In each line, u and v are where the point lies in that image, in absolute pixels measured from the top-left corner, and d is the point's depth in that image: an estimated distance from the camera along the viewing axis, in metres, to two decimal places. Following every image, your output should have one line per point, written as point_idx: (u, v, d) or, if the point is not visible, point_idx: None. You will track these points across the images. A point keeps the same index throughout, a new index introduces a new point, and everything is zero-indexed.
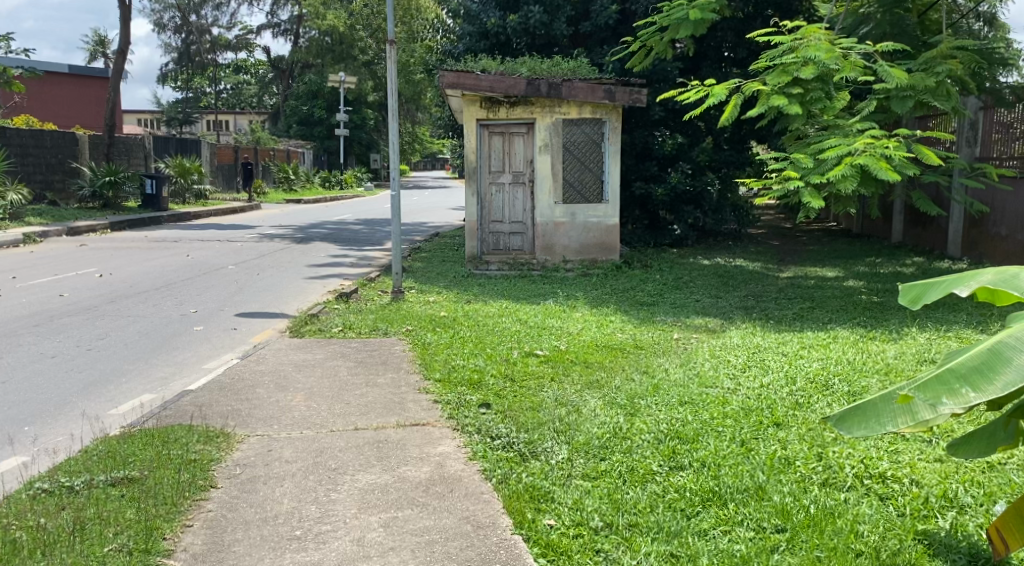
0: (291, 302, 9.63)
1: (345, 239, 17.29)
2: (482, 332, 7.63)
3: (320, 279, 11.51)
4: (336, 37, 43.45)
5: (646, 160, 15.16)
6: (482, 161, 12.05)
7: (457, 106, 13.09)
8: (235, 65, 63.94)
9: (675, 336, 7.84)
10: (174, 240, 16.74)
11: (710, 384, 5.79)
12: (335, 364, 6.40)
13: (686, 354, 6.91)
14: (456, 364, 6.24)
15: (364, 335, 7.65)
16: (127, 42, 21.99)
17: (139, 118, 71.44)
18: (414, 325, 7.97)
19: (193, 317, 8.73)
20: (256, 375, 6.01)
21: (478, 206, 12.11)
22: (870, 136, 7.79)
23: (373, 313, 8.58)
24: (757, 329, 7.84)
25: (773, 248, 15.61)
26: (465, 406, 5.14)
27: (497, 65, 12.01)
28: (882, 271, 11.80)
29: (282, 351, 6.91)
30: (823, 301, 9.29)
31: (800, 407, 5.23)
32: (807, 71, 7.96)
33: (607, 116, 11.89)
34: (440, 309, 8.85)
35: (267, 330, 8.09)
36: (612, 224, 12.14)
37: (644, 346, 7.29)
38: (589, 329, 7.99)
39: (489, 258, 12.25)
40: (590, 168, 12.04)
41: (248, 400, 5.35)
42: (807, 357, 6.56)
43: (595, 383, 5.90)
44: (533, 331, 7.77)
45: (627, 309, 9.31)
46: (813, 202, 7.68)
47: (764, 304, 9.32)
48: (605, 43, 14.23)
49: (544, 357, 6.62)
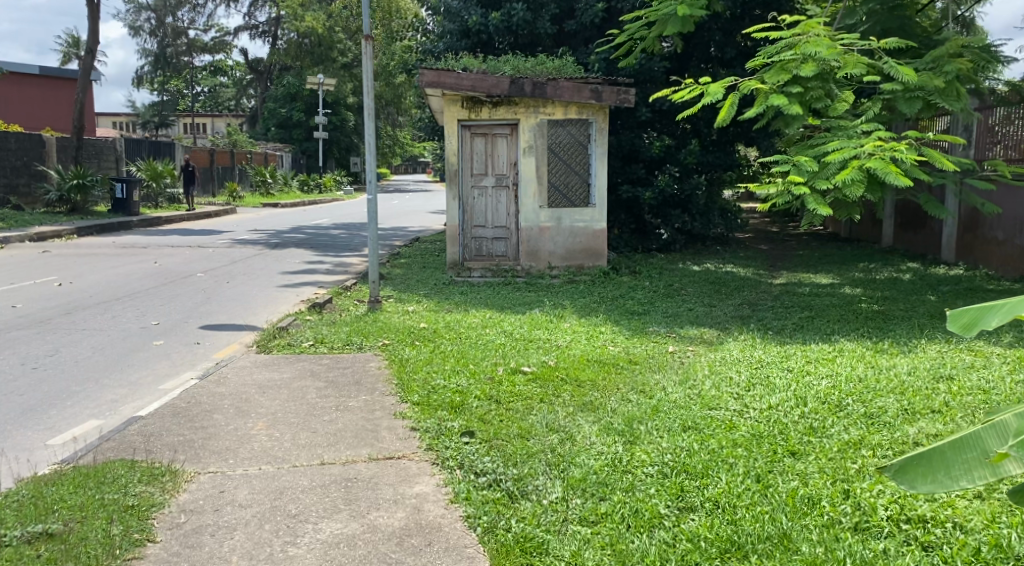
0: (260, 313, 9.06)
1: (322, 244, 16.72)
2: (465, 346, 7.10)
3: (293, 287, 10.95)
4: (315, 39, 42.85)
5: (633, 163, 14.71)
6: (464, 164, 11.54)
7: (438, 106, 12.56)
8: (213, 67, 63.06)
9: (670, 348, 7.36)
10: (142, 245, 16.09)
11: (714, 405, 5.30)
12: (304, 384, 5.84)
13: (684, 370, 6.43)
14: (435, 383, 5.71)
15: (336, 350, 7.09)
16: (95, 42, 21.30)
17: (115, 121, 70.49)
18: (391, 338, 7.43)
19: (154, 331, 8.15)
20: (215, 399, 5.45)
21: (459, 211, 11.60)
22: (877, 136, 7.33)
23: (348, 325, 8.03)
24: (756, 341, 7.39)
25: (763, 253, 15.20)
26: (445, 434, 4.62)
27: (479, 64, 11.50)
28: (878, 277, 11.41)
29: (246, 369, 6.34)
30: (822, 310, 8.85)
31: (815, 434, 4.73)
32: (807, 69, 7.50)
33: (594, 116, 11.39)
34: (420, 319, 8.33)
35: (233, 345, 7.52)
36: (599, 229, 11.67)
37: (638, 361, 6.81)
38: (579, 342, 7.49)
39: (471, 264, 11.74)
40: (576, 171, 11.55)
41: (203, 428, 4.80)
42: (815, 373, 6.09)
43: (589, 404, 5.40)
44: (519, 345, 7.25)
45: (618, 319, 8.82)
46: (820, 209, 7.19)
47: (761, 313, 8.87)
48: (590, 42, 13.74)
49: (532, 374, 6.11)
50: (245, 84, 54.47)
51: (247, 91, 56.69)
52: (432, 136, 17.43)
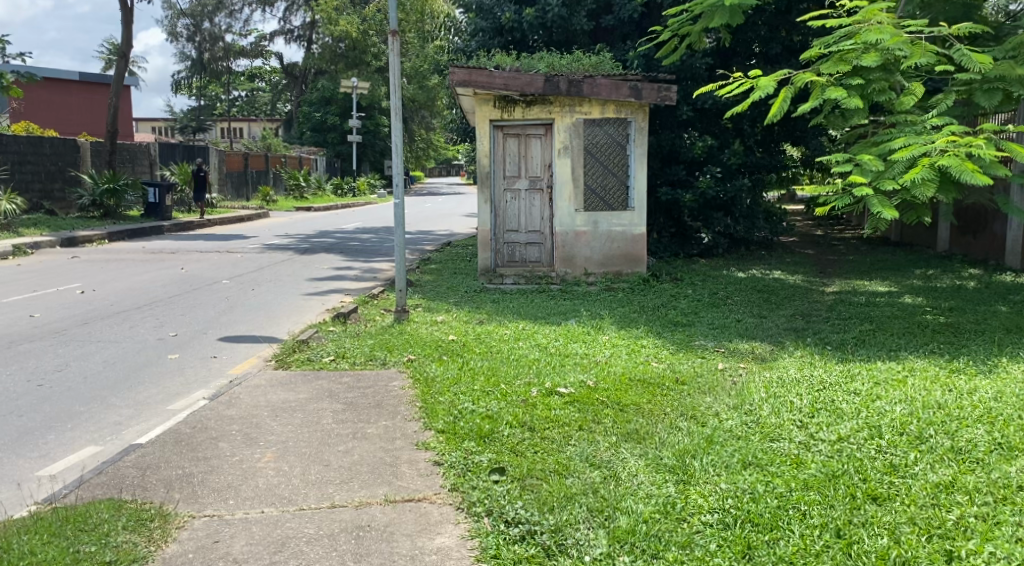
0: (282, 324, 8.61)
1: (352, 249, 16.31)
2: (496, 362, 6.59)
3: (320, 295, 10.52)
4: (350, 43, 42.84)
5: (673, 164, 14.08)
6: (497, 166, 11.02)
7: (469, 107, 12.06)
8: (250, 73, 63.50)
9: (720, 366, 6.78)
10: (170, 250, 15.81)
11: (775, 438, 4.72)
12: (320, 407, 5.34)
13: (736, 394, 5.85)
14: (463, 407, 5.18)
15: (357, 367, 6.59)
16: (128, 45, 21.16)
17: (154, 127, 71.28)
18: (417, 353, 6.94)
19: (170, 343, 7.72)
20: (222, 423, 4.97)
21: (491, 215, 11.08)
22: (949, 132, 6.69)
23: (373, 337, 7.56)
24: (815, 359, 6.76)
25: (810, 258, 14.49)
26: (474, 471, 4.09)
27: (511, 61, 10.97)
28: (940, 285, 10.70)
29: (260, 388, 5.86)
30: (884, 322, 8.17)
31: (898, 472, 4.13)
32: (871, 59, 6.89)
33: (632, 115, 10.80)
34: (449, 332, 7.84)
35: (251, 359, 7.06)
36: (639, 233, 11.08)
37: (685, 381, 6.24)
38: (619, 359, 6.94)
39: (503, 271, 11.23)
40: (614, 172, 10.95)
41: (205, 460, 4.31)
42: (886, 396, 5.47)
43: (634, 434, 4.85)
44: (555, 361, 6.71)
45: (660, 331, 8.24)
46: (886, 211, 6.56)
47: (816, 325, 8.23)
48: (628, 38, 13.11)
49: (569, 396, 5.56)
50: (281, 89, 54.74)
51: (282, 95, 56.91)
52: (464, 138, 16.95)
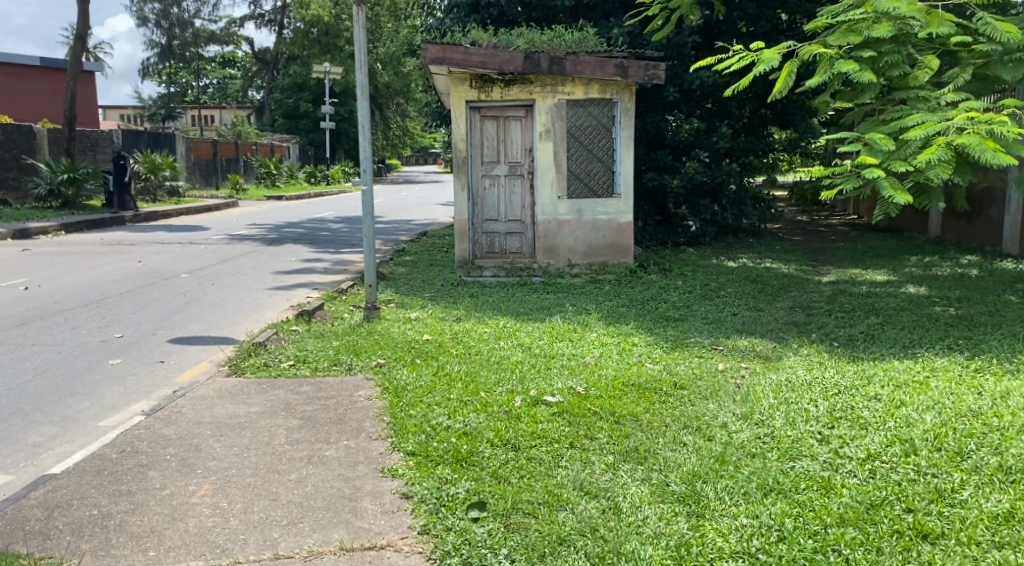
0: (241, 323, 7.88)
1: (322, 240, 15.54)
2: (474, 367, 5.93)
3: (285, 290, 9.80)
4: (322, 28, 41.93)
5: (658, 148, 13.46)
6: (474, 150, 10.34)
7: (444, 87, 11.36)
8: (220, 59, 62.24)
9: (720, 366, 6.18)
10: (129, 242, 14.95)
11: (795, 457, 4.12)
12: (273, 423, 4.66)
13: (742, 401, 5.24)
14: (438, 423, 4.52)
15: (320, 373, 5.92)
16: (85, 27, 20.15)
17: (121, 114, 69.67)
18: (387, 355, 6.28)
19: (114, 345, 6.98)
20: (155, 445, 4.26)
21: (468, 203, 10.41)
22: (967, 108, 6.11)
23: (340, 338, 6.89)
24: (823, 358, 6.18)
25: (801, 246, 13.99)
26: (449, 509, 3.45)
27: (488, 36, 10.26)
28: (939, 273, 10.25)
29: (206, 401, 5.16)
30: (892, 315, 7.62)
31: (947, 499, 3.56)
32: (884, 29, 6.37)
33: (618, 96, 10.16)
34: (423, 332, 7.19)
35: (202, 364, 6.36)
36: (625, 222, 10.45)
37: (684, 385, 5.63)
38: (609, 359, 6.33)
39: (481, 262, 10.57)
40: (599, 157, 10.29)
41: (127, 495, 3.64)
42: (911, 403, 4.89)
43: (633, 452, 4.22)
44: (540, 364, 6.09)
45: (652, 327, 7.63)
46: (898, 195, 5.92)
47: (818, 319, 7.65)
48: (611, 15, 12.44)
49: (557, 406, 4.92)
50: (253, 76, 53.65)
51: (254, 82, 55.81)
52: (440, 123, 16.22)
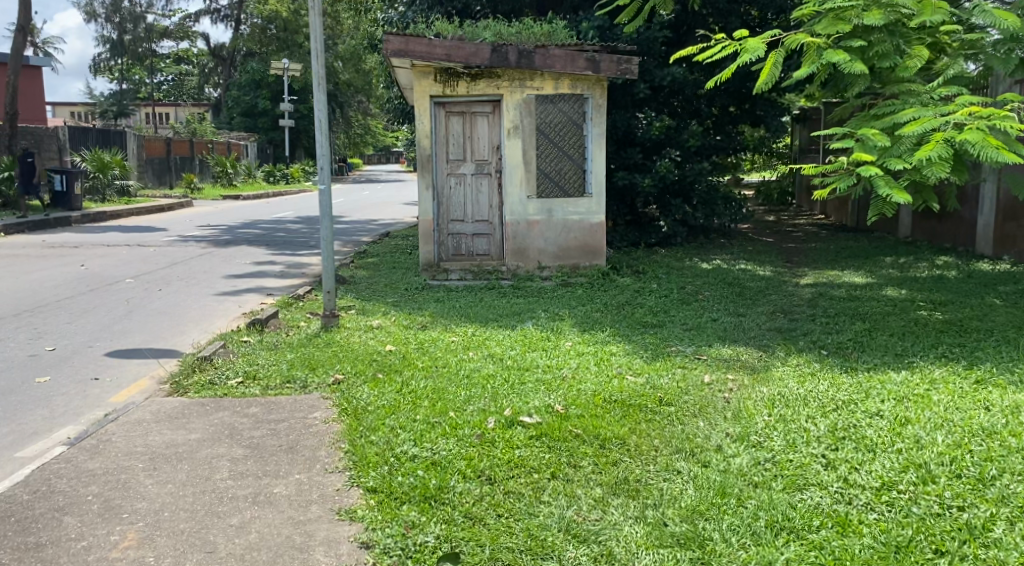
0: (187, 333, 7.28)
1: (279, 241, 14.90)
2: (441, 384, 5.45)
3: (237, 296, 9.20)
4: (280, 24, 41.04)
5: (628, 147, 13.07)
6: (439, 147, 9.87)
7: (407, 81, 10.83)
8: (175, 55, 60.77)
9: (706, 378, 5.77)
10: (73, 244, 14.16)
11: (803, 487, 3.70)
12: (215, 453, 4.13)
13: (733, 420, 4.82)
14: (403, 452, 4.04)
15: (271, 392, 5.38)
16: (27, 18, 19.17)
17: (71, 111, 67.80)
18: (346, 369, 5.77)
19: (44, 361, 6.35)
20: (75, 484, 3.71)
21: (433, 203, 9.91)
22: (964, 103, 5.80)
23: (296, 350, 6.35)
24: (814, 368, 5.80)
25: (773, 246, 13.74)
26: (416, 564, 3.06)
27: (453, 28, 9.75)
28: (917, 274, 10.03)
29: (141, 427, 4.59)
30: (878, 320, 7.31)
31: (978, 539, 3.18)
32: (875, 18, 6.07)
33: (589, 91, 9.73)
34: (386, 342, 6.68)
35: (142, 382, 5.77)
36: (597, 223, 10.02)
37: (669, 400, 5.21)
38: (588, 372, 5.89)
39: (447, 265, 10.08)
40: (570, 155, 9.85)
41: (32, 552, 3.11)
42: (918, 420, 4.50)
43: (623, 485, 3.77)
44: (512, 379, 5.63)
45: (630, 335, 7.22)
46: (895, 194, 5.60)
47: (801, 326, 7.30)
48: (579, 9, 12.03)
49: (534, 429, 4.46)
50: (209, 72, 52.40)
51: (209, 79, 54.54)
52: (402, 119, 15.66)
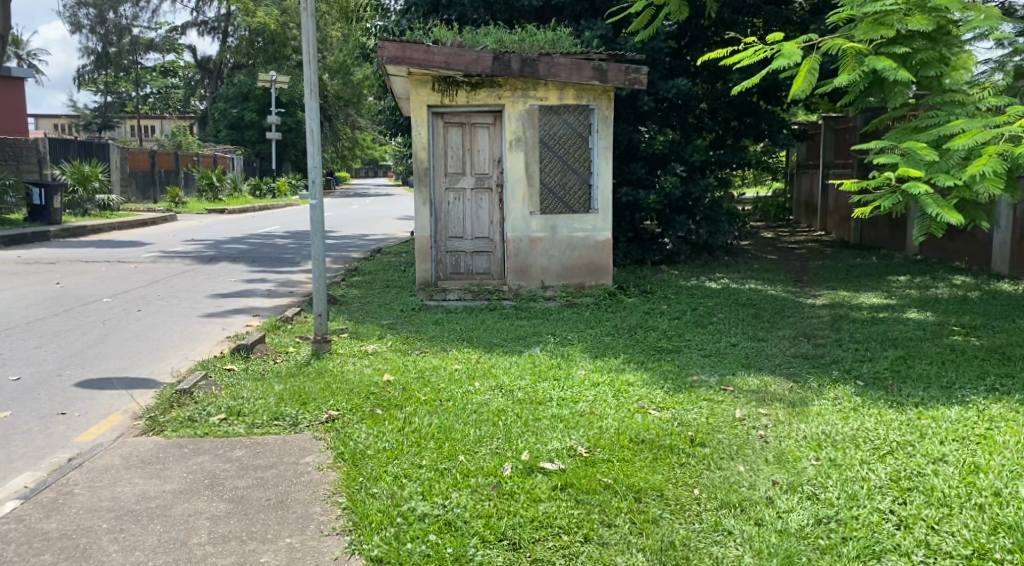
0: (165, 361, 6.70)
1: (266, 257, 14.32)
2: (447, 422, 4.89)
3: (221, 317, 8.65)
4: (269, 36, 40.55)
5: (631, 161, 12.64)
6: (437, 160, 9.36)
7: (403, 91, 10.33)
8: (162, 67, 60.08)
9: (738, 413, 5.26)
10: (48, 261, 13.50)
11: (879, 557, 3.23)
12: (192, 510, 3.60)
13: (778, 466, 4.29)
14: (411, 508, 3.55)
15: (256, 431, 4.81)
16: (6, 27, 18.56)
17: (55, 123, 66.99)
18: (341, 403, 5.22)
19: (5, 392, 5.76)
20: (24, 552, 3.24)
21: (430, 219, 9.39)
22: (1016, 114, 5.58)
23: (284, 381, 5.78)
24: (856, 403, 5.30)
25: (778, 264, 13.31)
26: None
27: (452, 34, 9.24)
28: (937, 295, 9.58)
29: (109, 475, 4.02)
30: (911, 345, 6.84)
31: None
32: (919, 24, 6.16)
33: (595, 102, 9.25)
34: (383, 372, 6.13)
35: (114, 417, 5.20)
36: (602, 240, 9.50)
37: (702, 440, 4.69)
38: (605, 406, 5.35)
39: (445, 284, 9.56)
40: (574, 169, 9.36)
41: None
42: (991, 468, 3.98)
43: (670, 552, 3.30)
44: (526, 415, 5.10)
45: (645, 362, 6.71)
46: (946, 212, 5.34)
47: (829, 352, 6.80)
48: (581, 18, 11.63)
49: (557, 479, 3.92)
50: (196, 84, 51.80)
51: (196, 92, 53.90)
52: (396, 131, 15.16)
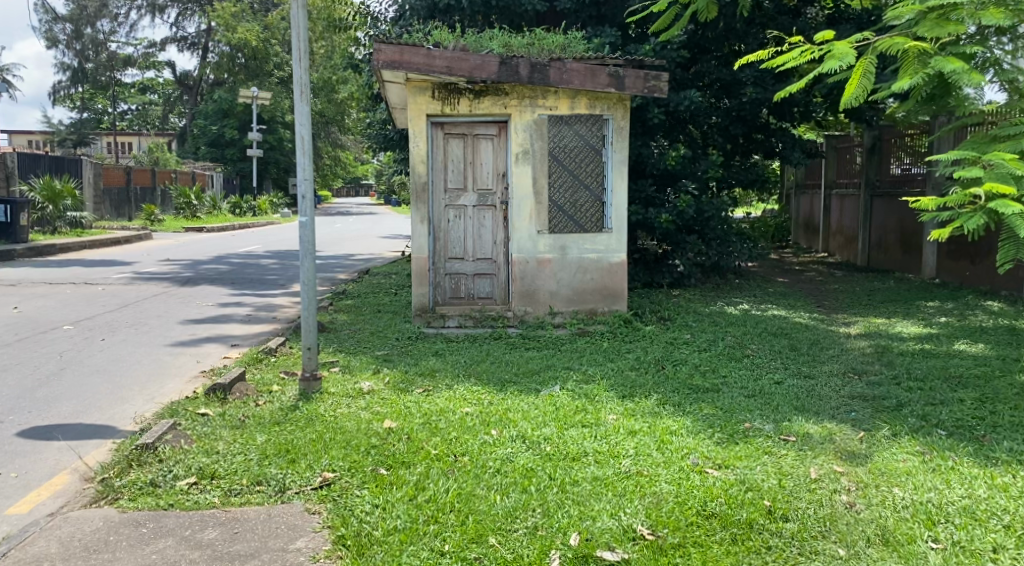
0: (129, 402, 5.78)
1: (246, 279, 13.34)
2: (467, 487, 3.99)
3: (197, 347, 7.72)
4: (248, 52, 39.54)
5: (639, 177, 11.87)
6: (436, 174, 8.50)
7: (398, 100, 9.47)
8: (140, 84, 58.97)
9: (813, 473, 4.37)
10: (10, 283, 12.47)
11: None
12: None
13: (886, 549, 3.49)
14: None
15: (233, 501, 3.89)
16: None
17: (29, 140, 65.54)
18: (336, 460, 4.31)
19: None
20: None
21: (429, 238, 8.52)
22: None
23: (267, 432, 4.86)
24: (951, 461, 4.47)
25: (792, 288, 12.56)
26: None
27: (453, 36, 8.42)
28: (978, 324, 8.82)
29: None
30: (983, 385, 6.00)
31: None
32: (993, 19, 5.39)
33: (609, 111, 8.43)
34: (382, 419, 5.19)
35: (60, 479, 4.28)
36: (617, 262, 8.63)
37: (782, 511, 3.80)
38: (651, 464, 4.47)
39: (444, 309, 8.67)
40: (586, 184, 8.50)
41: None
42: None
43: None
44: (560, 477, 4.20)
45: (682, 405, 5.80)
46: None
47: (891, 393, 5.95)
48: (586, 25, 10.87)
49: None
50: (176, 102, 50.77)
51: (174, 109, 52.77)
52: (386, 146, 14.30)
